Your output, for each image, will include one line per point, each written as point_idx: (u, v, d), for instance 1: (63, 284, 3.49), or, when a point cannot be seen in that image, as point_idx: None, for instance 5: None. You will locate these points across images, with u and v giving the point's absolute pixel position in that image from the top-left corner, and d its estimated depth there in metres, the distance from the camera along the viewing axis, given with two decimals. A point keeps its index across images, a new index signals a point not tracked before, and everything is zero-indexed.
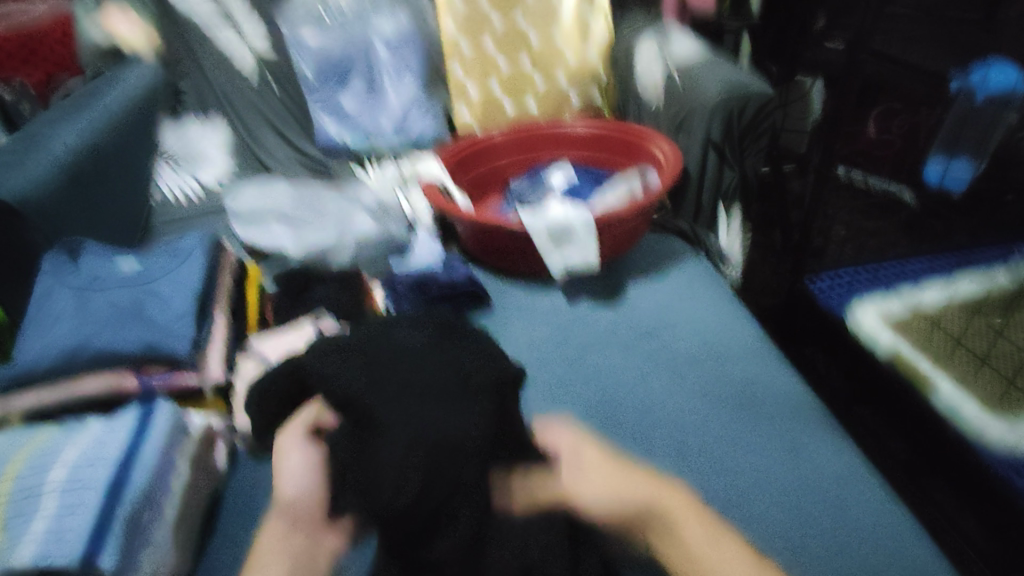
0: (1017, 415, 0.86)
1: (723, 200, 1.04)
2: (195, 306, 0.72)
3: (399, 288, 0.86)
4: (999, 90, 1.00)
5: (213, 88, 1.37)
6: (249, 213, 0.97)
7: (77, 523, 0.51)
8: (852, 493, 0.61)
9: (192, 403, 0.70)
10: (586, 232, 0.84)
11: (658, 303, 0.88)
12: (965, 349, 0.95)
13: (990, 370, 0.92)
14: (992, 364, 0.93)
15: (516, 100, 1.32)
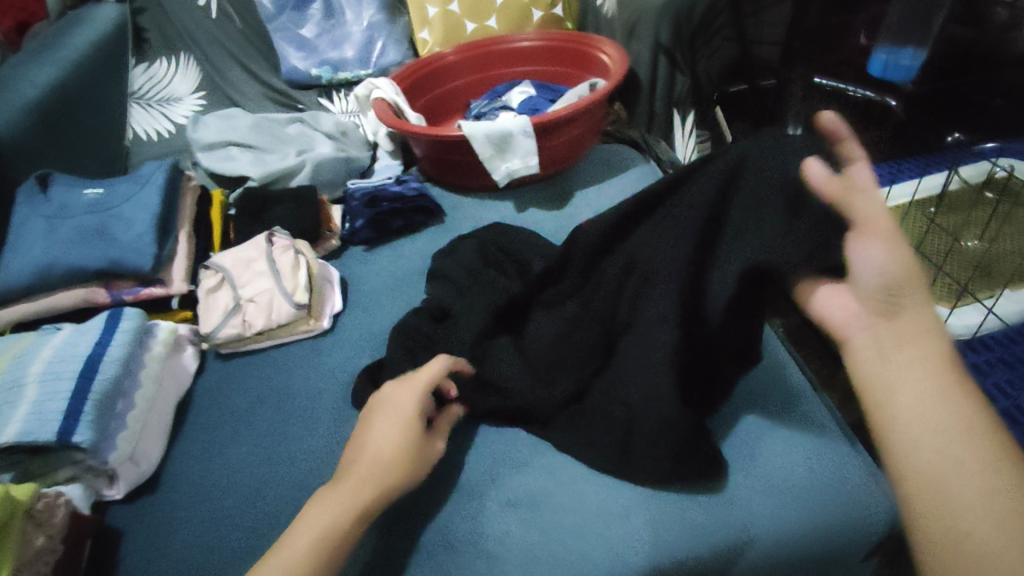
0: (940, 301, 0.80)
1: (676, 107, 1.04)
2: (157, 226, 0.76)
3: (352, 205, 0.90)
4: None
5: (175, 26, 1.38)
6: (211, 141, 1.00)
7: (55, 407, 0.58)
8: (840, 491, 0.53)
9: (161, 313, 0.76)
10: (526, 135, 0.86)
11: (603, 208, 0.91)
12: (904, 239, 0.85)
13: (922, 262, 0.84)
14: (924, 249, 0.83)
15: (476, 19, 1.31)
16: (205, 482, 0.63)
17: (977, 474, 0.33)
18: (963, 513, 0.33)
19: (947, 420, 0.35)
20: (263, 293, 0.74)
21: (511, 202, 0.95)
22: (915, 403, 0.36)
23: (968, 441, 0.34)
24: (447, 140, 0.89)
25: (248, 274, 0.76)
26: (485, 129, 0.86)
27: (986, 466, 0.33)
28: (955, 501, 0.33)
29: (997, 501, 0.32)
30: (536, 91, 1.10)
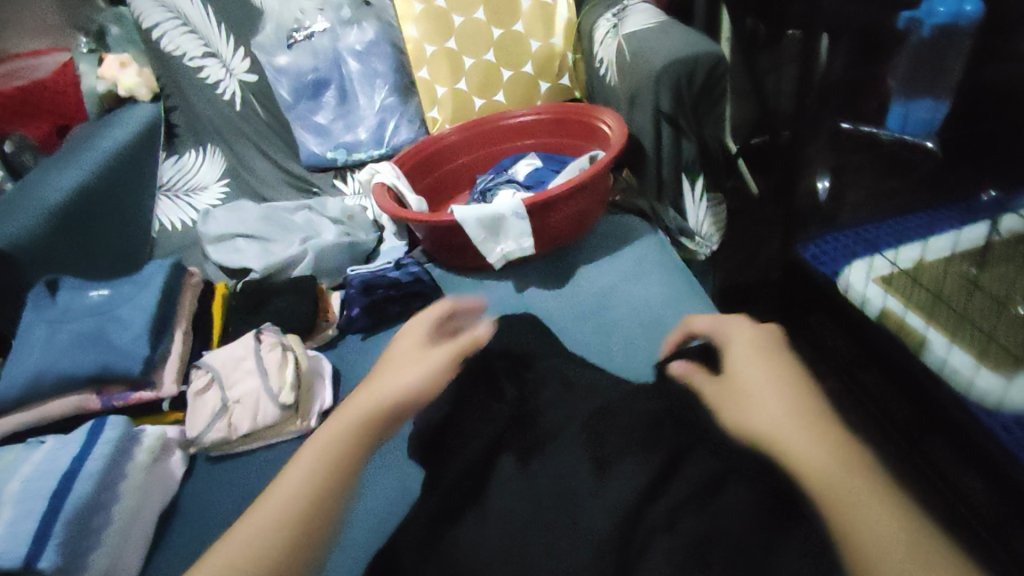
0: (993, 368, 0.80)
1: (686, 172, 1.00)
2: (152, 328, 0.76)
3: (350, 293, 0.88)
4: (947, 19, 0.99)
5: (202, 120, 1.45)
6: (219, 234, 1.02)
7: (25, 528, 0.57)
8: None
9: (151, 416, 0.75)
10: (518, 216, 0.84)
11: (607, 286, 0.87)
12: (945, 306, 0.89)
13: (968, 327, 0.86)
14: (971, 313, 0.87)
15: (485, 94, 1.31)
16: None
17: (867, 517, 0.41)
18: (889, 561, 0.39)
19: (837, 476, 0.43)
20: (250, 394, 0.72)
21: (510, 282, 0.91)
22: (820, 467, 0.44)
23: (851, 484, 0.43)
24: (441, 225, 0.87)
25: (236, 374, 0.74)
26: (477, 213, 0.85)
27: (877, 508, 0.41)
28: (826, 478, 0.43)
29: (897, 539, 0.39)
30: (542, 163, 1.08)
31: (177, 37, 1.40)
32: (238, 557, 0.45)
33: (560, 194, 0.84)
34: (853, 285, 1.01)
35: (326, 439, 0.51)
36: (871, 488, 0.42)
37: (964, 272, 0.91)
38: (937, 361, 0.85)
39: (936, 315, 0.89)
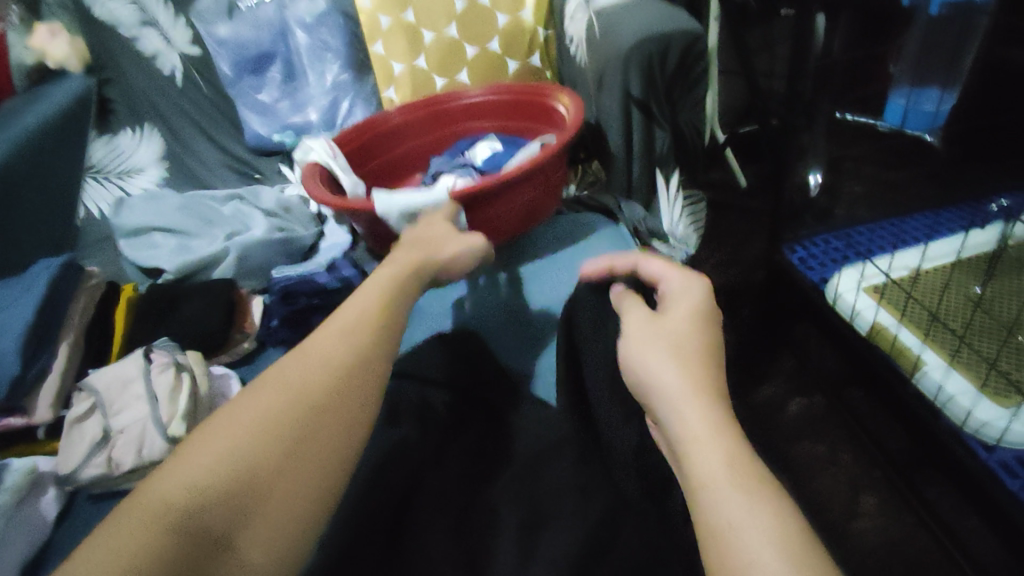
0: (1001, 403, 0.74)
1: (659, 166, 0.91)
2: (24, 344, 0.64)
3: (271, 299, 0.78)
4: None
5: (139, 95, 1.32)
6: (133, 227, 0.90)
7: None
8: None
9: (24, 445, 0.65)
10: (446, 210, 0.75)
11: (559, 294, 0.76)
12: (943, 325, 0.83)
13: (971, 351, 0.80)
14: (970, 337, 0.82)
15: (446, 73, 1.20)
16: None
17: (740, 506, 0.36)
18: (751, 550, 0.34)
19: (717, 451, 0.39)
20: (133, 424, 0.62)
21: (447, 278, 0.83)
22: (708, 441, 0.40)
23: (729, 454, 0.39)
24: (369, 213, 0.79)
25: (122, 398, 0.64)
26: (403, 202, 0.76)
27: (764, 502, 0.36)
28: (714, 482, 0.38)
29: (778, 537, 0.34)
30: (502, 146, 0.97)
31: (111, 4, 1.26)
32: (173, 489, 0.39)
33: (499, 182, 0.75)
34: (842, 295, 0.93)
35: (352, 323, 0.49)
36: (771, 505, 0.36)
37: (966, 293, 0.86)
38: (932, 386, 0.79)
39: (936, 334, 0.83)
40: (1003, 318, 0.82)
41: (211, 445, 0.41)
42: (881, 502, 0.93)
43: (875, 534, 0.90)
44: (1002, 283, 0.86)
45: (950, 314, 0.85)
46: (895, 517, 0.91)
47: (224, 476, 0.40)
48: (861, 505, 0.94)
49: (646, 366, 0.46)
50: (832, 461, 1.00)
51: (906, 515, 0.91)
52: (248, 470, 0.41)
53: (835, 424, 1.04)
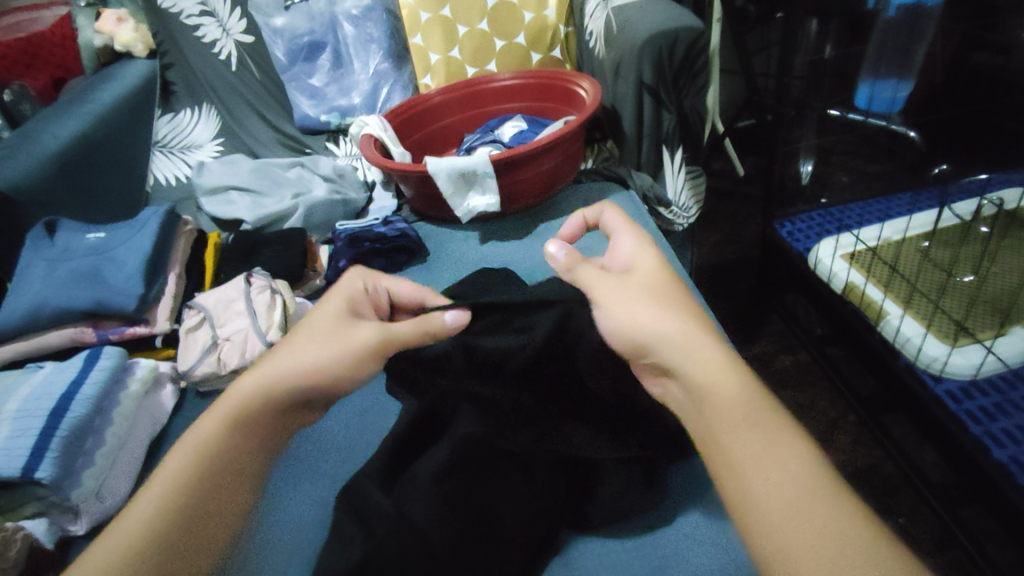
0: (943, 335, 0.89)
1: (665, 144, 1.05)
2: (146, 268, 0.80)
3: (338, 246, 0.93)
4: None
5: (199, 77, 1.46)
6: (213, 186, 1.06)
7: (23, 443, 0.60)
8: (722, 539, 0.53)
9: (146, 350, 0.80)
10: (489, 174, 0.89)
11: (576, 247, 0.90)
12: (900, 278, 0.98)
13: (921, 296, 0.95)
14: (921, 285, 0.97)
15: (477, 63, 1.34)
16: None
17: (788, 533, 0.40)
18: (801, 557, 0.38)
19: (772, 476, 0.42)
20: (237, 333, 0.76)
21: (478, 235, 0.97)
22: (767, 470, 0.43)
23: (784, 473, 0.42)
24: (421, 175, 0.93)
25: (227, 313, 0.78)
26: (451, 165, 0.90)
27: (816, 515, 0.40)
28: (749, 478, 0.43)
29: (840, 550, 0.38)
30: (527, 125, 1.12)
31: None
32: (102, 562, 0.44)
33: (531, 151, 0.89)
34: (822, 261, 1.08)
35: (234, 398, 0.52)
36: (808, 486, 0.41)
37: (917, 247, 1.02)
38: (892, 330, 0.94)
39: (895, 285, 0.99)
40: (946, 265, 0.98)
41: (142, 503, 0.47)
42: (853, 440, 1.07)
43: (846, 465, 1.04)
44: (950, 240, 1.02)
45: (905, 266, 1.00)
46: (864, 452, 1.05)
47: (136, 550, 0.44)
48: (836, 443, 1.08)
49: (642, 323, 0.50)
50: (811, 407, 1.14)
51: (873, 451, 1.05)
52: (180, 498, 0.47)
53: (817, 379, 1.19)
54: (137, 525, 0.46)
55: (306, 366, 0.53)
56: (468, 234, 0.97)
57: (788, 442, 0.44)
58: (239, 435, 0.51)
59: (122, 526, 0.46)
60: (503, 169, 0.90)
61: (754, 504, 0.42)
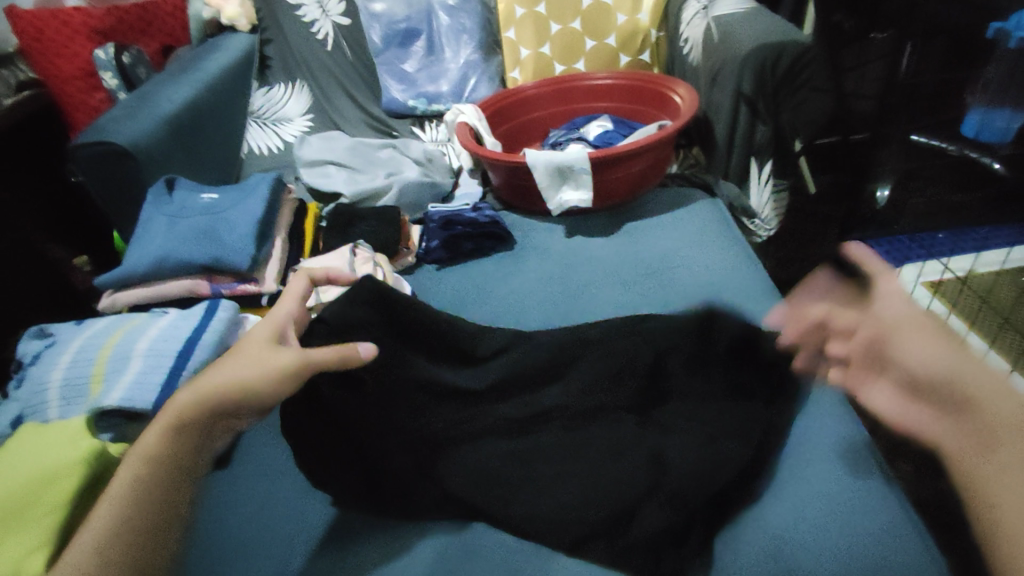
0: None
1: (754, 156, 1.06)
2: (257, 231, 0.85)
3: (430, 227, 0.97)
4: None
5: (295, 55, 1.52)
6: (313, 159, 1.11)
7: (153, 380, 0.66)
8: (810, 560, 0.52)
9: (251, 308, 0.85)
10: (584, 170, 0.92)
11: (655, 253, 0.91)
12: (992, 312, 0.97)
13: (1013, 333, 0.94)
14: (1014, 322, 0.95)
15: (566, 61, 1.36)
16: (282, 466, 0.68)
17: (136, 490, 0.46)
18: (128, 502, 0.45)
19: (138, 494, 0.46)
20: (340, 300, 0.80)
21: (562, 227, 0.99)
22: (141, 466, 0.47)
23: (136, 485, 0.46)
24: (514, 165, 0.96)
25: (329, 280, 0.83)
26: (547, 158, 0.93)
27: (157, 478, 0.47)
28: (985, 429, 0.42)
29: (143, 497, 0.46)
30: (615, 126, 1.14)
31: None
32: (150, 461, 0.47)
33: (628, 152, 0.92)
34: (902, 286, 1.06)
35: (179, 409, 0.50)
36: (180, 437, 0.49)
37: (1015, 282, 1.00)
38: None
39: (983, 320, 0.97)
40: None
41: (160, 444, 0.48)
42: None
43: None
44: None
45: (998, 301, 0.99)
46: None
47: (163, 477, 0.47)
48: None
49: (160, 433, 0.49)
50: None
51: None
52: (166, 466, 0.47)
53: None
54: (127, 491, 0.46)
55: (238, 382, 0.51)
56: (554, 227, 0.99)
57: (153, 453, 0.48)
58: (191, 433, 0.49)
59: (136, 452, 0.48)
60: (598, 167, 0.93)
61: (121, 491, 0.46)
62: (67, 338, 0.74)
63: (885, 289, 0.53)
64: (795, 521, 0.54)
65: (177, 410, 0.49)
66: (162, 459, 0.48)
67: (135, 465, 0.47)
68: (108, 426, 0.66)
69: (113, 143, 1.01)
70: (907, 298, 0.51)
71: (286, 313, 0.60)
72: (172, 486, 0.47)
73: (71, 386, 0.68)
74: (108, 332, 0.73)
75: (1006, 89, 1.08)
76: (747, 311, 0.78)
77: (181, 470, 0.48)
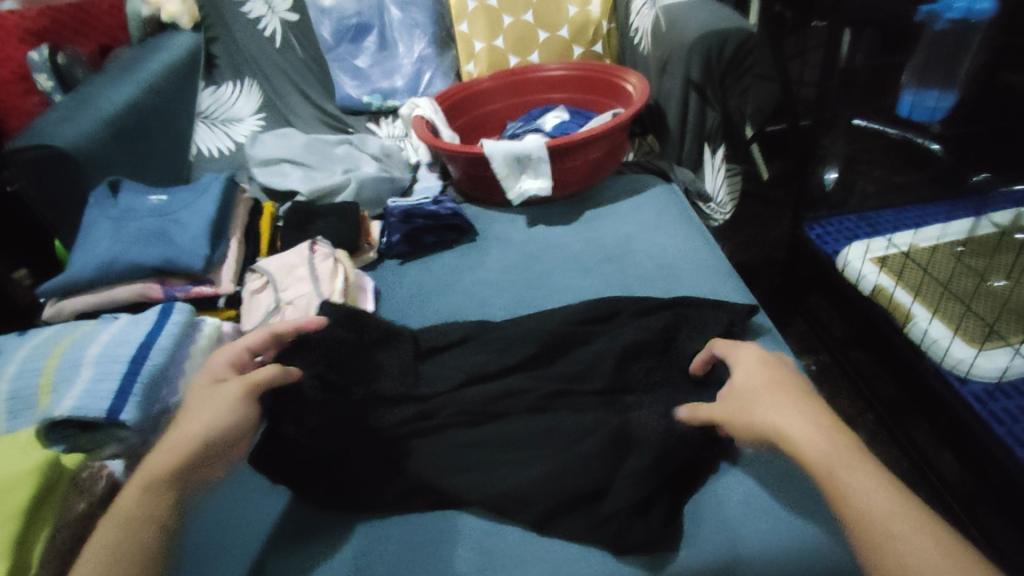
0: (973, 339, 0.93)
1: (707, 142, 1.09)
2: (210, 231, 0.83)
3: (390, 221, 0.95)
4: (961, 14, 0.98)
5: (242, 53, 1.48)
6: (267, 157, 1.08)
7: (107, 386, 0.63)
8: (771, 526, 0.55)
9: (209, 310, 0.82)
10: (544, 160, 0.93)
11: (616, 239, 0.92)
12: (933, 282, 1.03)
13: (953, 300, 0.99)
14: (953, 289, 1.01)
15: (520, 53, 1.36)
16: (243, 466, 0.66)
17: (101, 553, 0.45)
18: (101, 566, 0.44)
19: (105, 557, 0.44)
20: (301, 297, 0.79)
21: (524, 218, 1.00)
22: (112, 529, 0.46)
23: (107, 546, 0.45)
24: (473, 156, 0.96)
25: (290, 279, 0.82)
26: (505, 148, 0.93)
27: (130, 537, 0.46)
28: (843, 474, 0.45)
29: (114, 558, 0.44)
30: (570, 116, 1.15)
31: None
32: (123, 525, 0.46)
33: (585, 139, 0.93)
34: (850, 263, 1.11)
35: (149, 472, 0.49)
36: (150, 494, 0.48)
37: (951, 251, 1.07)
38: (919, 333, 0.97)
39: (925, 290, 1.02)
40: (979, 269, 1.03)
41: (134, 506, 0.47)
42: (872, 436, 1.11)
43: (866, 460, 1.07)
44: (984, 250, 1.06)
45: (937, 270, 1.05)
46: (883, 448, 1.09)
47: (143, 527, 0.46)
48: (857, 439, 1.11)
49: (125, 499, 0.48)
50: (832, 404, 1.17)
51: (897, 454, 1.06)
52: (141, 519, 0.47)
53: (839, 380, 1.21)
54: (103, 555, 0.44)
55: (211, 429, 0.52)
56: (515, 217, 1.00)
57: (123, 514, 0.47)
58: (163, 493, 0.48)
59: (111, 516, 0.47)
60: (556, 155, 0.94)
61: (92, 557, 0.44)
62: (11, 349, 0.70)
63: (740, 347, 0.59)
64: (754, 490, 0.57)
65: (156, 469, 0.49)
66: (143, 517, 0.47)
67: (116, 522, 0.47)
68: (60, 438, 0.63)
69: (49, 145, 0.97)
70: (758, 361, 0.56)
71: (230, 359, 0.60)
72: (152, 546, 0.46)
73: (18, 397, 0.64)
74: (56, 341, 0.70)
75: (937, 71, 1.14)
76: (705, 290, 0.80)
77: (166, 527, 0.47)
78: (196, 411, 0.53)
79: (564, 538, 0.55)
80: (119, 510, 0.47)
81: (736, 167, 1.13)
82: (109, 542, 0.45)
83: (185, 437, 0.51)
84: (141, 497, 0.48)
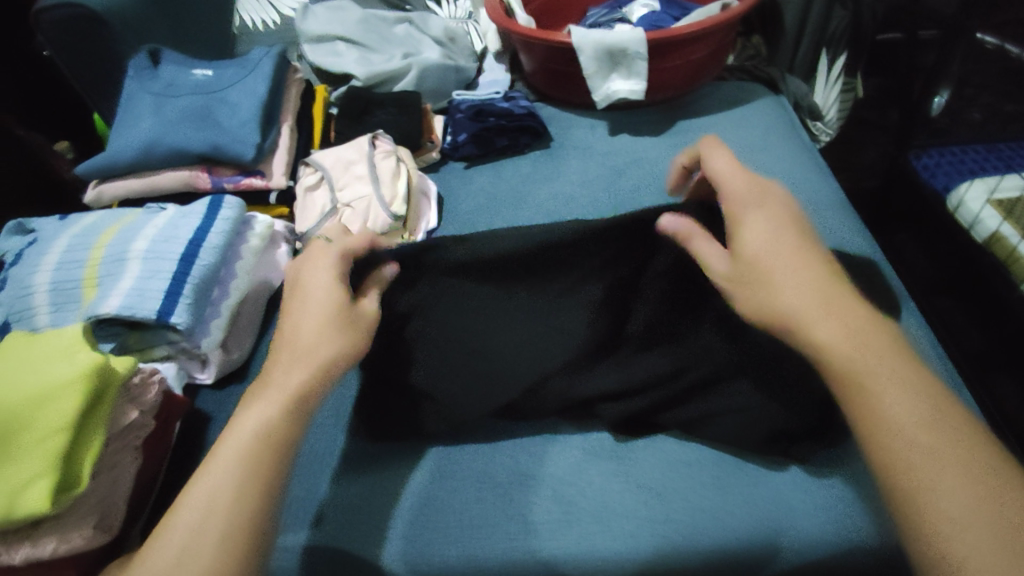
0: None
1: (825, 48, 0.93)
2: (261, 115, 0.74)
3: (457, 117, 0.84)
4: None
5: None
6: (319, 33, 0.96)
7: (156, 286, 0.58)
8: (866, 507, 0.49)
9: (259, 205, 0.75)
10: (638, 56, 0.79)
11: None
12: None
13: None
14: None
15: None
16: None
17: (213, 481, 0.40)
18: (218, 500, 0.39)
19: (220, 486, 0.40)
20: (360, 199, 0.71)
21: (604, 124, 0.88)
22: (230, 455, 0.41)
23: (225, 476, 0.40)
24: (554, 46, 0.82)
25: (347, 177, 0.74)
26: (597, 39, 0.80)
27: (245, 469, 0.41)
28: (870, 384, 0.39)
29: (236, 488, 0.40)
30: (664, 6, 0.98)
31: None
32: (240, 454, 0.41)
33: (691, 35, 0.79)
34: (965, 204, 0.95)
35: (280, 396, 0.44)
36: (276, 420, 0.43)
37: None
38: None
39: None
40: None
41: (249, 429, 0.43)
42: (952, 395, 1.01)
43: None
44: None
45: None
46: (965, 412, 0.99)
47: (258, 459, 0.41)
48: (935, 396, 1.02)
49: (245, 425, 0.43)
50: None
51: None
52: (259, 444, 0.42)
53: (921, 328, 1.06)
54: (223, 484, 0.40)
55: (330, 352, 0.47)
56: (595, 123, 0.88)
57: (244, 445, 0.42)
58: (296, 420, 0.44)
59: (233, 437, 0.42)
60: (653, 50, 0.80)
61: (207, 482, 0.40)
62: (52, 233, 0.66)
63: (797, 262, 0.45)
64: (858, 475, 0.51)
65: (294, 385, 0.45)
66: (273, 442, 0.42)
67: (243, 445, 0.42)
68: (109, 335, 0.59)
69: (81, 5, 0.86)
70: (764, 234, 0.46)
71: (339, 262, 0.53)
72: (279, 475, 0.42)
73: (62, 289, 0.60)
74: (100, 231, 0.64)
75: None
76: (817, 228, 0.69)
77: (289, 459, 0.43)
78: (319, 323, 0.48)
79: (645, 486, 0.53)
80: (240, 436, 0.42)
81: (854, 78, 0.97)
82: (228, 471, 0.41)
83: (318, 358, 0.46)
84: (266, 419, 0.43)
